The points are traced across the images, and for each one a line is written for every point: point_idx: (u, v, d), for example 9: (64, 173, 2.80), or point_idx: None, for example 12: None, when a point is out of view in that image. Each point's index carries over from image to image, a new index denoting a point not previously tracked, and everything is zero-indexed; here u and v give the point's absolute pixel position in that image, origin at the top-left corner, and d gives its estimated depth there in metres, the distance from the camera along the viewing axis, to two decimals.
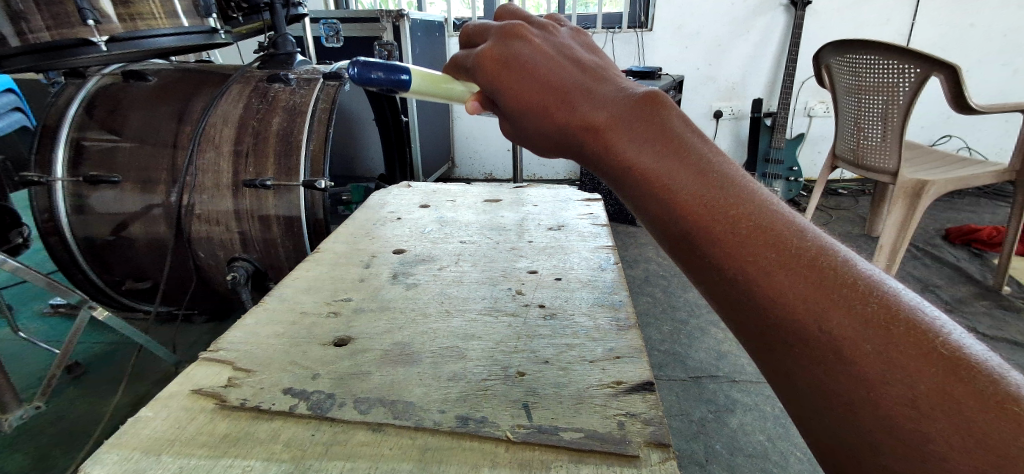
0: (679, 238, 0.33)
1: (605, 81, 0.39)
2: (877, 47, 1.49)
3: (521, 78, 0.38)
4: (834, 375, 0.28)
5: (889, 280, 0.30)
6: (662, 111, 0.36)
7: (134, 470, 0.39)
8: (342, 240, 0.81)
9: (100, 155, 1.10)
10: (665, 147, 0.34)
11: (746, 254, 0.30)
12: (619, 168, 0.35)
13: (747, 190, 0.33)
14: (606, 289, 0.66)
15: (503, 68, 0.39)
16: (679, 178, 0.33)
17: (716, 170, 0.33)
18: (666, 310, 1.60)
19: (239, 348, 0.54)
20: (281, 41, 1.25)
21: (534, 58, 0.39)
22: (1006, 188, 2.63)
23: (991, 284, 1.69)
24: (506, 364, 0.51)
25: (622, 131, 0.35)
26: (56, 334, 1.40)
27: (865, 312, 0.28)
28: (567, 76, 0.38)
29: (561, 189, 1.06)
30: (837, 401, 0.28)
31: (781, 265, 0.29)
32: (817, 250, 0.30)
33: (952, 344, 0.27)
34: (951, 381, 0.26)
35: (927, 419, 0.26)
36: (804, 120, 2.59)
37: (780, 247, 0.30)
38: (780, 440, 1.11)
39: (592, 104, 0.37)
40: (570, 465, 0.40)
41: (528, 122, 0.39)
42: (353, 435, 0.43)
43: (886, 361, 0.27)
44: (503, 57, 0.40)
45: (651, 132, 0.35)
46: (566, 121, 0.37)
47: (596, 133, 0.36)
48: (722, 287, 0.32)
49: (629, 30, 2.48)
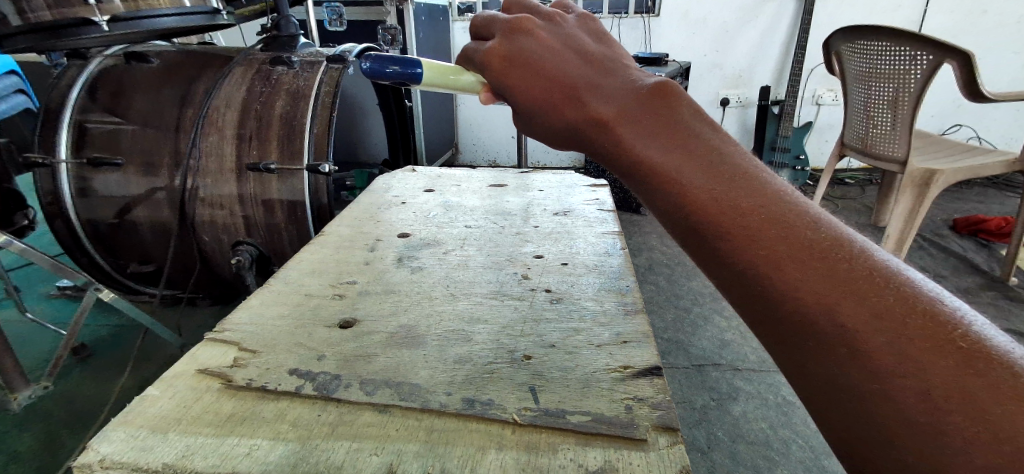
0: (688, 232, 0.32)
1: (612, 72, 0.37)
2: (888, 33, 1.46)
3: (527, 73, 0.38)
4: (847, 370, 0.27)
5: (906, 271, 0.28)
6: (671, 103, 0.35)
7: (141, 448, 0.39)
8: (346, 223, 0.81)
9: (104, 138, 1.10)
10: (674, 138, 0.33)
11: (756, 246, 0.29)
12: (627, 160, 0.34)
13: (759, 182, 0.32)
14: (613, 275, 0.65)
15: (509, 62, 0.39)
16: (687, 170, 0.32)
17: (726, 160, 0.32)
18: (669, 298, 1.60)
19: (244, 329, 0.54)
20: (284, 23, 1.23)
21: (541, 52, 0.38)
22: (1016, 178, 2.60)
23: (998, 275, 1.68)
24: (513, 348, 0.51)
25: (631, 124, 0.34)
26: (64, 316, 1.41)
27: (879, 304, 0.27)
28: (573, 68, 0.37)
29: (567, 175, 1.04)
30: (851, 397, 0.27)
31: (792, 257, 0.29)
32: (830, 240, 0.29)
33: (973, 337, 0.26)
34: (969, 373, 0.25)
35: (942, 412, 0.25)
36: (812, 108, 2.56)
37: (791, 238, 0.29)
38: (782, 428, 1.11)
39: (599, 95, 0.36)
40: (577, 448, 0.40)
41: (536, 116, 0.38)
42: (358, 415, 0.43)
43: (899, 355, 0.26)
44: (508, 51, 0.39)
45: (659, 124, 0.34)
46: (574, 115, 0.36)
47: (603, 126, 0.35)
48: (734, 281, 0.31)
49: (636, 16, 2.44)
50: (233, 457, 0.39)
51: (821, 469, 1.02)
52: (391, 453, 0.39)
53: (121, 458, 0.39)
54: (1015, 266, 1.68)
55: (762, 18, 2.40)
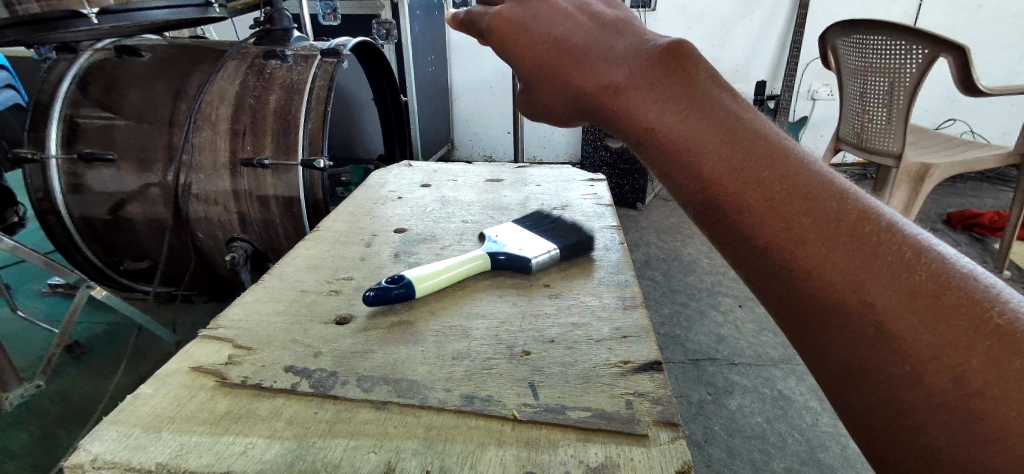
0: (705, 205, 0.32)
1: (628, 39, 0.37)
2: (884, 26, 1.46)
3: (540, 44, 0.39)
4: (871, 350, 0.26)
5: (940, 247, 0.27)
6: (690, 70, 0.34)
7: (134, 447, 0.38)
8: (342, 219, 0.80)
9: (95, 133, 1.08)
10: (692, 108, 0.33)
11: (775, 218, 0.29)
12: (642, 132, 0.34)
13: (782, 155, 0.30)
14: (612, 269, 0.65)
15: (526, 32, 0.39)
16: (704, 142, 0.32)
17: (745, 132, 0.32)
18: (666, 293, 1.60)
19: (239, 326, 0.53)
20: (277, 17, 1.21)
21: (556, 22, 0.39)
22: (1009, 172, 2.61)
23: (992, 269, 1.69)
24: (512, 343, 0.50)
25: (645, 93, 0.34)
26: (55, 314, 1.39)
27: (907, 278, 0.25)
28: (588, 38, 0.37)
29: (565, 169, 1.04)
30: (875, 379, 0.26)
31: (815, 230, 0.28)
32: (857, 213, 0.28)
33: (1011, 317, 0.24)
34: (1007, 357, 0.23)
35: (976, 397, 0.23)
36: (808, 103, 2.56)
37: (815, 212, 0.28)
38: (777, 421, 1.11)
39: (614, 63, 0.36)
40: (578, 444, 0.39)
41: (550, 88, 0.38)
42: (356, 413, 0.42)
43: (925, 335, 0.24)
44: (522, 21, 0.40)
45: (678, 93, 0.33)
46: (586, 86, 0.36)
47: (616, 96, 0.35)
48: (754, 257, 0.30)
49: (632, 10, 2.43)
50: (229, 457, 0.38)
51: (817, 462, 1.02)
52: (389, 450, 0.39)
53: (113, 458, 0.38)
54: (1008, 260, 1.69)
55: (758, 12, 2.39)
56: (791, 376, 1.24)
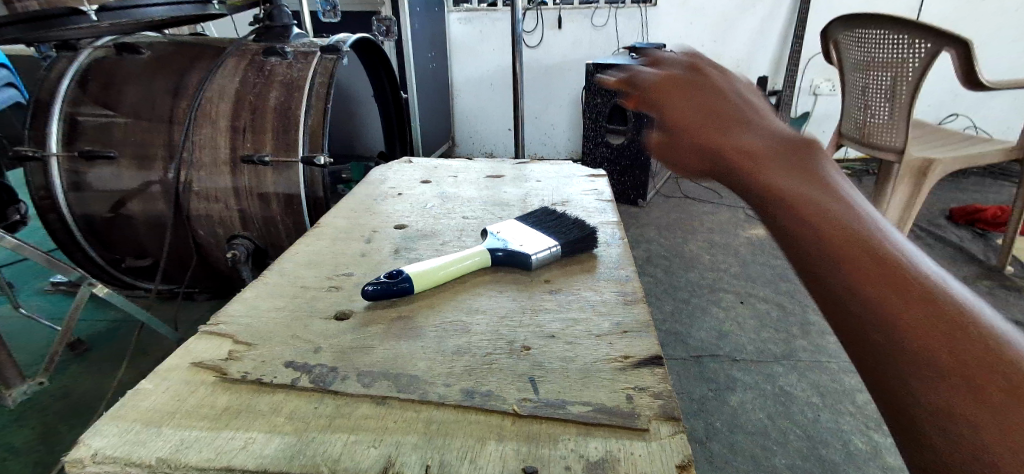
0: (796, 258, 0.30)
1: (768, 120, 0.37)
2: (887, 21, 1.45)
3: (684, 99, 0.39)
4: (885, 340, 0.26)
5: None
6: (814, 154, 0.33)
7: (135, 441, 0.39)
8: (342, 216, 0.80)
9: (95, 131, 1.08)
10: (809, 178, 0.32)
11: (874, 278, 0.27)
12: (759, 185, 0.32)
13: (889, 237, 0.29)
14: (613, 264, 0.65)
15: (673, 89, 0.40)
16: (819, 203, 0.30)
17: (812, 168, 0.32)
18: (668, 290, 1.59)
19: (240, 321, 0.53)
20: (277, 13, 1.21)
21: (707, 90, 0.40)
22: (1012, 167, 2.60)
23: (995, 264, 1.69)
24: (512, 338, 0.50)
25: (771, 160, 0.33)
26: (58, 311, 1.40)
27: (938, 302, 0.26)
28: (730, 107, 0.38)
29: (565, 165, 1.03)
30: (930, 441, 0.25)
31: (917, 304, 0.26)
32: (959, 307, 0.26)
33: None
34: None
35: None
36: (810, 98, 2.55)
37: (911, 287, 0.26)
38: (780, 417, 1.11)
39: (748, 133, 0.36)
40: (578, 438, 0.39)
41: (679, 138, 0.38)
42: (357, 407, 0.42)
43: (939, 342, 0.25)
44: (676, 81, 0.41)
45: (803, 169, 0.32)
46: (715, 144, 0.36)
47: (743, 156, 0.34)
48: (837, 312, 0.28)
49: (633, 6, 2.43)
50: (228, 451, 0.38)
51: (819, 458, 1.02)
52: (389, 445, 0.39)
53: (114, 453, 0.38)
54: (1011, 255, 1.69)
55: (760, 8, 2.39)
56: (791, 371, 1.24)
